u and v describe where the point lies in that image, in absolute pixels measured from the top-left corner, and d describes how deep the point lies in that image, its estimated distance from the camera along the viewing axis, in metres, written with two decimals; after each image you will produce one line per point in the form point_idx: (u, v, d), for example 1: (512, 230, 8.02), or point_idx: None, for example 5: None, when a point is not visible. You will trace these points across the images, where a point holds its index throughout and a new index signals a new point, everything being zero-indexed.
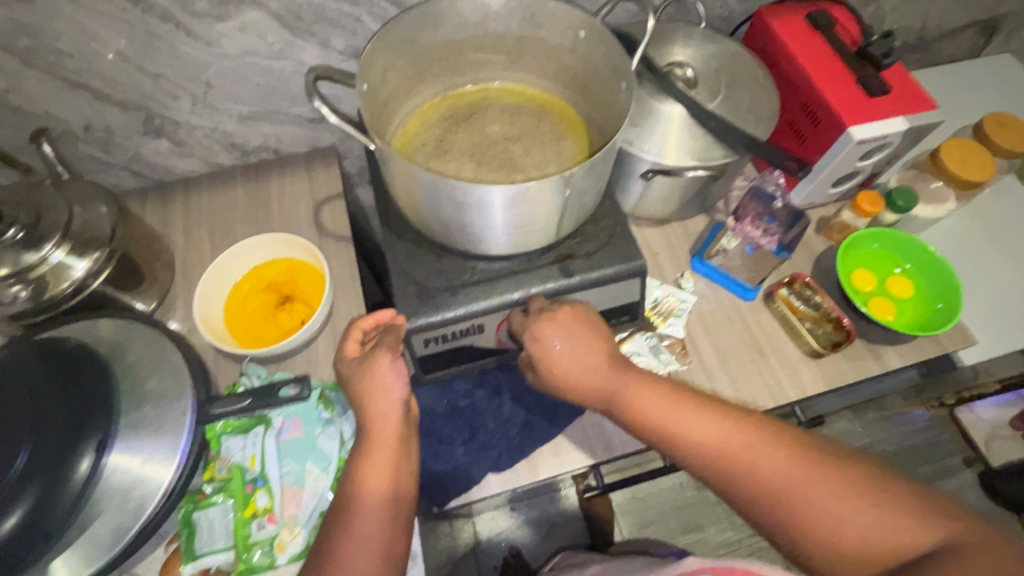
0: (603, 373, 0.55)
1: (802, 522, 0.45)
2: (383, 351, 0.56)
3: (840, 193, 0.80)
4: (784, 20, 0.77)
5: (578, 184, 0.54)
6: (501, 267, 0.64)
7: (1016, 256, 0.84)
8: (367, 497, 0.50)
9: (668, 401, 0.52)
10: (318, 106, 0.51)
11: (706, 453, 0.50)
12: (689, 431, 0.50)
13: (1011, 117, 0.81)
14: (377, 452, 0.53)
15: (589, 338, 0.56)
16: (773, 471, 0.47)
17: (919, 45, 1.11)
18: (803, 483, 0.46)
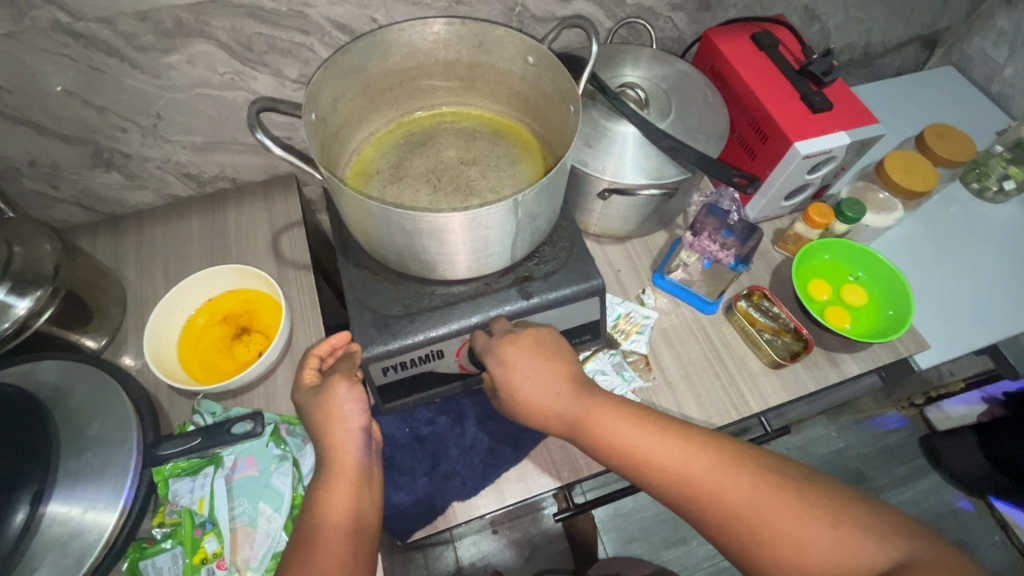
0: (566, 397, 0.55)
1: (769, 548, 0.45)
2: (339, 379, 0.55)
3: (792, 205, 0.82)
4: (730, 41, 0.79)
5: (529, 207, 0.54)
6: (459, 291, 0.63)
7: (962, 263, 0.87)
8: (327, 531, 0.49)
9: (631, 426, 0.52)
10: (261, 138, 0.50)
11: (670, 477, 0.49)
12: (654, 455, 0.50)
13: (950, 128, 0.84)
14: (337, 484, 0.51)
15: (552, 363, 0.56)
16: (736, 493, 0.47)
17: (865, 60, 1.16)
18: (765, 506, 0.46)
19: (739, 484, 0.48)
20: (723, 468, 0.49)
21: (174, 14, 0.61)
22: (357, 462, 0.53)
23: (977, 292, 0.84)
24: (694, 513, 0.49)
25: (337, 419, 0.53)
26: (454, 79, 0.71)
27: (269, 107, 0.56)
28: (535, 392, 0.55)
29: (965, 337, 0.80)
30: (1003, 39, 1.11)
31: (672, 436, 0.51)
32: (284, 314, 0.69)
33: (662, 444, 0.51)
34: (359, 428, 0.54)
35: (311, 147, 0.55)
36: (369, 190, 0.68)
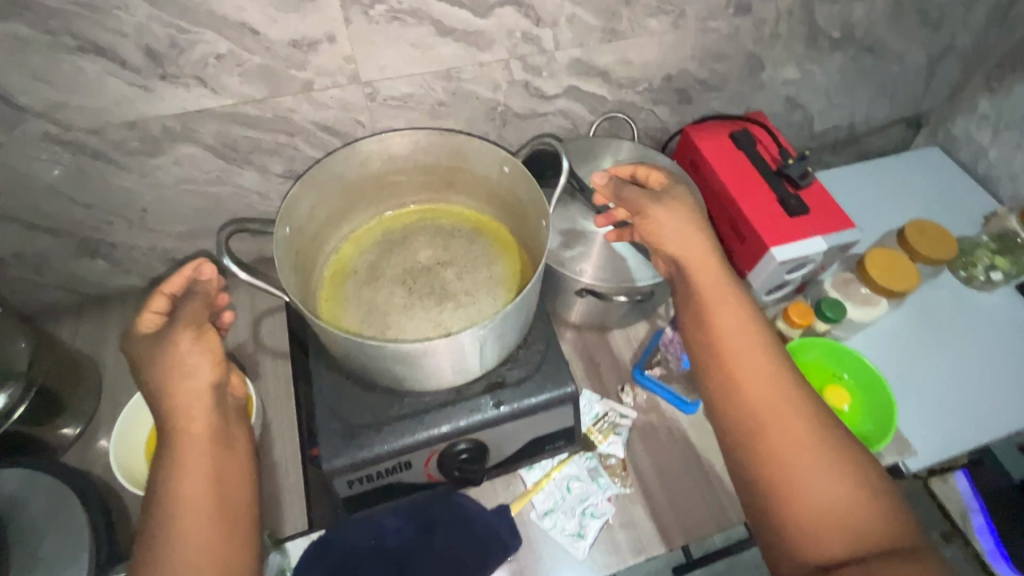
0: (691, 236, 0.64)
1: (739, 388, 0.56)
2: (182, 332, 0.54)
3: (773, 300, 0.81)
4: (708, 138, 0.81)
5: (496, 328, 0.54)
6: (429, 399, 0.63)
7: (951, 355, 0.86)
8: (191, 488, 0.49)
9: (736, 310, 0.60)
10: (227, 262, 0.53)
11: (715, 310, 0.60)
12: (730, 323, 0.59)
13: (931, 223, 0.84)
14: (197, 439, 0.51)
15: (698, 228, 0.64)
16: (733, 327, 0.59)
17: (851, 140, 1.17)
18: (752, 355, 0.57)
19: (781, 423, 0.54)
20: (776, 413, 0.55)
21: (161, 123, 0.63)
22: (209, 416, 0.53)
23: (966, 388, 0.83)
24: (725, 415, 0.57)
25: (184, 374, 0.53)
26: (434, 181, 0.72)
27: (240, 229, 0.57)
28: (693, 247, 0.64)
29: (953, 438, 0.78)
30: (987, 122, 1.12)
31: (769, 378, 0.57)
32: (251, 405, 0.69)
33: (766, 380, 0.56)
34: (208, 380, 0.54)
35: (279, 264, 0.55)
36: (344, 294, 0.68)
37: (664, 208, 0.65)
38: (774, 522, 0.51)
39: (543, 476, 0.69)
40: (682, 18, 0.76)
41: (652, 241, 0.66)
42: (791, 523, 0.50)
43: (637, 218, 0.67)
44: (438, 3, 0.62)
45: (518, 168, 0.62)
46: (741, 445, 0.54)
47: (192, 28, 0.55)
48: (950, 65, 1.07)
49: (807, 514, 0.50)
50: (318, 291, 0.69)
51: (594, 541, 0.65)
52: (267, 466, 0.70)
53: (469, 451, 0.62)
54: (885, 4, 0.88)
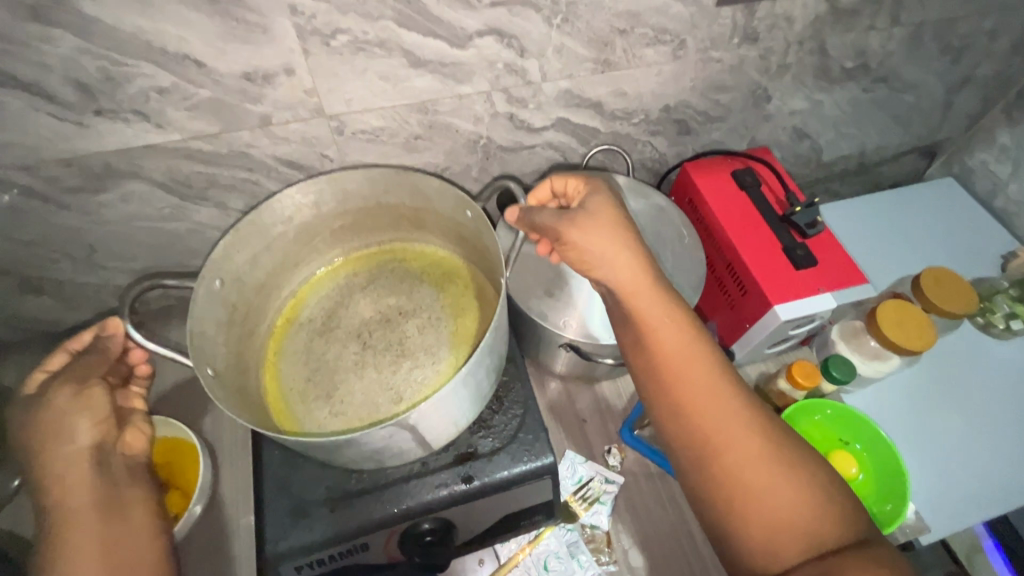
0: (619, 252, 0.53)
1: (686, 407, 0.51)
2: (66, 385, 0.53)
3: (775, 353, 0.75)
4: (710, 177, 0.74)
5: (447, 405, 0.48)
6: (392, 471, 0.56)
7: (968, 412, 0.79)
8: (75, 565, 0.45)
9: (664, 326, 0.53)
10: (126, 330, 0.50)
11: (655, 324, 0.53)
12: (668, 337, 0.52)
13: (948, 271, 0.78)
14: (82, 507, 0.48)
15: (613, 236, 0.54)
16: (674, 338, 0.52)
17: (861, 169, 1.11)
18: (695, 368, 0.52)
19: (725, 422, 0.50)
20: (719, 416, 0.50)
21: (102, 160, 0.58)
22: (90, 482, 0.49)
23: (983, 448, 0.76)
24: (671, 429, 0.52)
25: (56, 438, 0.50)
26: (399, 221, 0.67)
27: (155, 285, 0.55)
28: (620, 263, 0.53)
29: (966, 508, 0.72)
30: (1006, 155, 1.05)
31: (705, 373, 0.51)
32: (199, 462, 0.64)
33: (701, 375, 0.51)
34: (86, 442, 0.51)
35: (191, 314, 0.51)
36: (296, 345, 0.64)
37: (584, 231, 0.54)
38: (727, 531, 0.48)
39: (517, 553, 0.63)
40: (683, 48, 0.69)
41: (577, 264, 0.56)
42: (745, 534, 0.47)
43: (559, 245, 0.56)
44: (409, 34, 0.56)
45: (479, 214, 0.54)
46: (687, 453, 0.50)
47: (128, 60, 0.50)
48: (969, 95, 1.01)
49: (761, 525, 0.47)
50: (265, 342, 0.65)
51: None
52: (217, 531, 0.64)
53: (434, 533, 0.56)
54: (903, 33, 0.82)
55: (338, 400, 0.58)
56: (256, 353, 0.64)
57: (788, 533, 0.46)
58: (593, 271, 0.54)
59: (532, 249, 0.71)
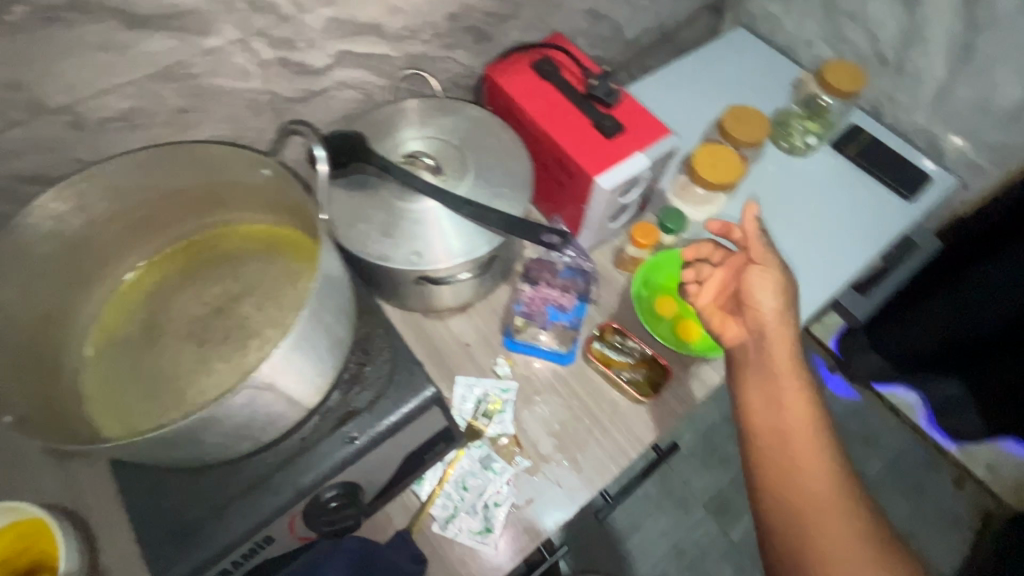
0: (770, 307, 0.64)
1: (791, 473, 0.59)
2: None
3: (620, 225, 0.79)
4: (512, 77, 0.74)
5: (282, 372, 0.45)
6: (273, 459, 0.54)
7: (793, 228, 0.93)
8: None
9: (789, 359, 0.63)
10: None
11: (776, 360, 0.63)
12: (796, 390, 0.62)
13: (744, 107, 0.85)
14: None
15: (766, 275, 0.65)
16: (783, 355, 0.63)
17: (665, 38, 1.16)
18: (797, 427, 0.60)
19: (835, 527, 0.56)
20: (811, 454, 0.59)
21: None
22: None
23: (798, 250, 0.92)
24: (761, 445, 0.62)
25: None
26: (196, 202, 0.59)
27: None
28: (771, 309, 0.64)
29: (804, 306, 0.87)
30: None
31: (818, 408, 0.62)
32: (58, 533, 0.57)
33: (790, 378, 0.62)
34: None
35: None
36: (118, 366, 0.55)
37: (755, 267, 0.66)
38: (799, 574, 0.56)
39: (435, 485, 0.64)
40: None
41: (709, 298, 0.68)
42: (789, 516, 0.58)
43: (743, 266, 0.67)
44: None
45: (278, 167, 0.51)
46: (775, 498, 0.59)
47: None
48: None
49: (812, 513, 0.57)
50: (83, 370, 0.54)
51: (504, 530, 0.62)
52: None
53: (340, 497, 0.55)
54: None
55: (190, 405, 0.52)
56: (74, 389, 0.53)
57: (827, 502, 0.57)
58: (755, 300, 0.65)
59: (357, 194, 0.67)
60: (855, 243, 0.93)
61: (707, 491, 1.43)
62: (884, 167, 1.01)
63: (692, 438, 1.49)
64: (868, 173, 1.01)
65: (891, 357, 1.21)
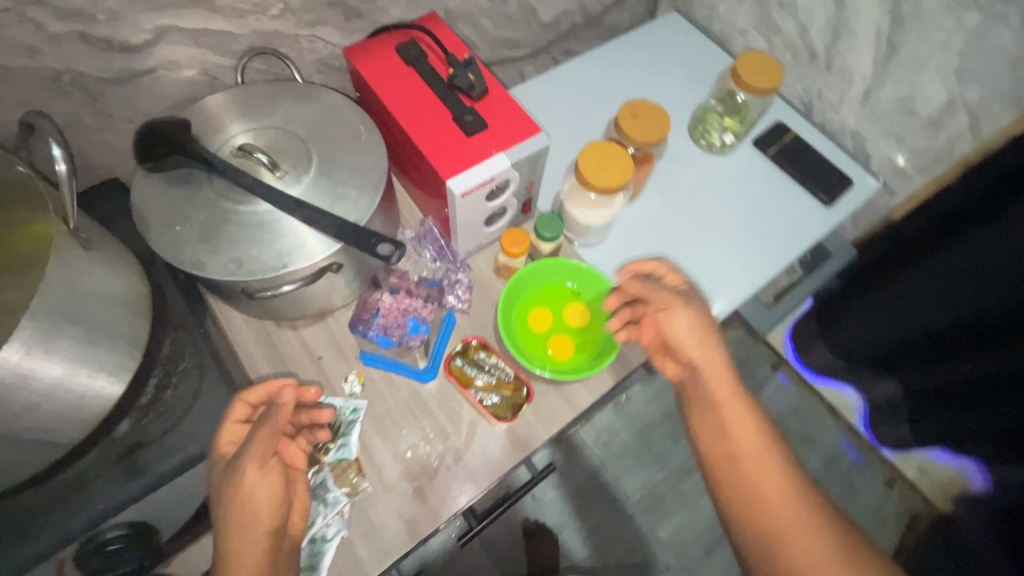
0: (701, 346, 0.61)
1: (753, 504, 0.52)
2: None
3: (498, 229, 0.73)
4: (372, 62, 0.66)
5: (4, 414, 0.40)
6: (41, 494, 0.48)
7: (709, 231, 0.90)
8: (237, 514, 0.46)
9: (723, 374, 0.59)
10: None
11: (709, 377, 0.59)
12: (725, 394, 0.58)
13: (644, 101, 0.79)
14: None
15: (705, 330, 0.61)
16: (731, 387, 0.58)
17: (589, 21, 1.08)
18: (737, 418, 0.56)
19: (772, 487, 0.52)
20: (772, 482, 0.52)
21: None
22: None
23: (701, 254, 0.88)
24: (717, 481, 0.56)
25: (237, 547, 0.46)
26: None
27: None
28: (690, 330, 0.61)
29: (703, 311, 0.84)
30: None
31: (737, 398, 0.58)
32: None
33: (727, 383, 0.59)
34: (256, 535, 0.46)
35: None
36: None
37: (673, 310, 0.62)
38: (749, 528, 0.52)
39: None
40: None
41: (670, 343, 0.63)
42: (762, 531, 0.51)
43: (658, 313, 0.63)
44: None
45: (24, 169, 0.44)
46: (719, 483, 0.55)
47: None
48: None
49: (776, 517, 0.51)
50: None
51: (330, 567, 0.57)
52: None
53: (126, 538, 0.49)
54: None
55: None
56: None
57: (778, 507, 0.51)
58: (688, 351, 0.61)
59: (179, 193, 0.59)
60: (769, 249, 0.90)
61: (638, 489, 1.38)
62: (804, 169, 0.96)
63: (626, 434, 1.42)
64: (788, 174, 0.96)
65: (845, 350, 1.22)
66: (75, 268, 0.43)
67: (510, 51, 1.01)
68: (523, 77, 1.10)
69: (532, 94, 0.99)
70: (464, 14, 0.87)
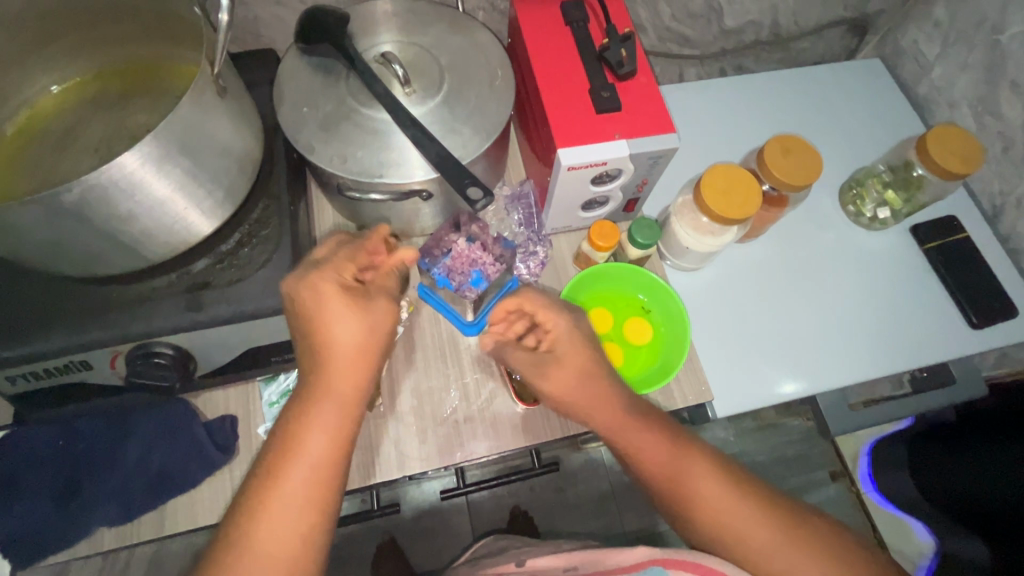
0: (575, 392, 0.58)
1: (697, 521, 0.54)
2: (324, 422, 0.48)
3: (593, 218, 0.70)
4: (533, 12, 0.65)
5: (102, 211, 0.43)
6: (116, 296, 0.53)
7: (814, 305, 0.81)
8: (337, 351, 0.50)
9: (632, 420, 0.57)
10: None
11: (609, 426, 0.58)
12: (642, 442, 0.56)
13: (800, 139, 0.70)
14: (300, 438, 0.47)
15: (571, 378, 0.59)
16: (641, 431, 0.57)
17: (776, 43, 0.98)
18: (660, 458, 0.56)
19: (708, 501, 0.53)
20: (706, 487, 0.54)
21: None
22: (347, 416, 0.49)
23: (798, 325, 0.79)
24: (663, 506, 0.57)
25: (328, 375, 0.50)
26: (135, 27, 0.57)
27: None
28: (559, 389, 0.59)
29: (777, 385, 0.76)
30: (938, 32, 0.92)
31: (649, 422, 0.57)
32: None
33: (621, 418, 0.58)
34: (360, 390, 0.50)
35: None
36: (25, 156, 0.57)
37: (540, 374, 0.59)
38: (710, 540, 0.53)
39: (279, 391, 0.62)
40: None
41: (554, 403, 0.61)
42: (716, 535, 0.53)
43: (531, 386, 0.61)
44: None
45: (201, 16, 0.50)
46: (669, 511, 0.56)
47: None
48: None
49: (726, 518, 0.53)
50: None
51: None
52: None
53: (169, 357, 0.54)
54: None
55: None
56: None
57: (719, 507, 0.53)
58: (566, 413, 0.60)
59: (318, 81, 0.62)
60: (875, 348, 0.79)
61: (638, 529, 1.36)
62: (962, 278, 0.82)
63: None
64: (939, 278, 0.83)
65: (923, 487, 1.16)
66: (203, 105, 0.46)
67: (677, 47, 0.95)
68: (681, 79, 1.03)
69: (685, 99, 0.92)
70: None
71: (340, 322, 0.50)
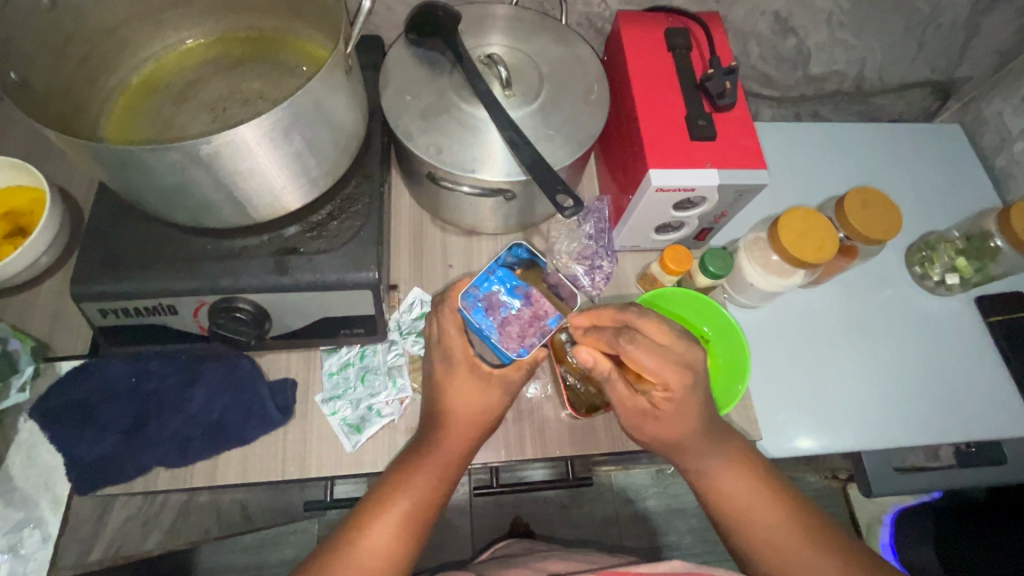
0: (679, 429, 0.55)
1: None
2: (420, 480, 0.54)
3: (664, 241, 0.71)
4: (639, 34, 0.66)
5: (224, 167, 0.46)
6: (210, 249, 0.56)
7: (870, 364, 0.80)
8: (448, 417, 0.56)
9: (742, 481, 0.57)
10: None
11: (712, 489, 0.58)
12: (744, 506, 0.57)
13: (881, 194, 0.70)
14: (391, 498, 0.53)
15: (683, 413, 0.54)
16: (741, 492, 0.57)
17: (856, 96, 0.98)
18: (764, 524, 0.56)
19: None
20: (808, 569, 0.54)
21: None
22: (441, 485, 0.55)
23: (852, 382, 0.78)
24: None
25: (436, 436, 0.56)
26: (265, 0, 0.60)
27: None
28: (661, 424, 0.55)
29: (828, 441, 0.75)
30: None
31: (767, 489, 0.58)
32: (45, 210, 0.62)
33: (729, 479, 0.57)
34: (461, 453, 0.57)
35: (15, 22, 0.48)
36: (143, 106, 0.60)
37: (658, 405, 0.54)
38: None
39: (340, 363, 0.64)
40: None
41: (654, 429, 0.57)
42: None
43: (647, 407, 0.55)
44: None
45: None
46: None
47: None
48: (1000, 20, 0.85)
49: None
50: (113, 99, 0.60)
51: (370, 438, 0.62)
52: (61, 302, 0.64)
53: (248, 315, 0.56)
54: None
55: None
56: (102, 105, 0.59)
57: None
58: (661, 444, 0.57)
59: (422, 72, 0.65)
60: (917, 437, 0.77)
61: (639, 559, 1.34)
62: None
63: (652, 503, 1.40)
64: (1000, 354, 0.81)
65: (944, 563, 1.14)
66: (331, 81, 0.49)
67: (759, 86, 0.95)
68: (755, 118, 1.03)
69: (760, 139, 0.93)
70: (738, 30, 0.83)
71: (458, 396, 0.57)
